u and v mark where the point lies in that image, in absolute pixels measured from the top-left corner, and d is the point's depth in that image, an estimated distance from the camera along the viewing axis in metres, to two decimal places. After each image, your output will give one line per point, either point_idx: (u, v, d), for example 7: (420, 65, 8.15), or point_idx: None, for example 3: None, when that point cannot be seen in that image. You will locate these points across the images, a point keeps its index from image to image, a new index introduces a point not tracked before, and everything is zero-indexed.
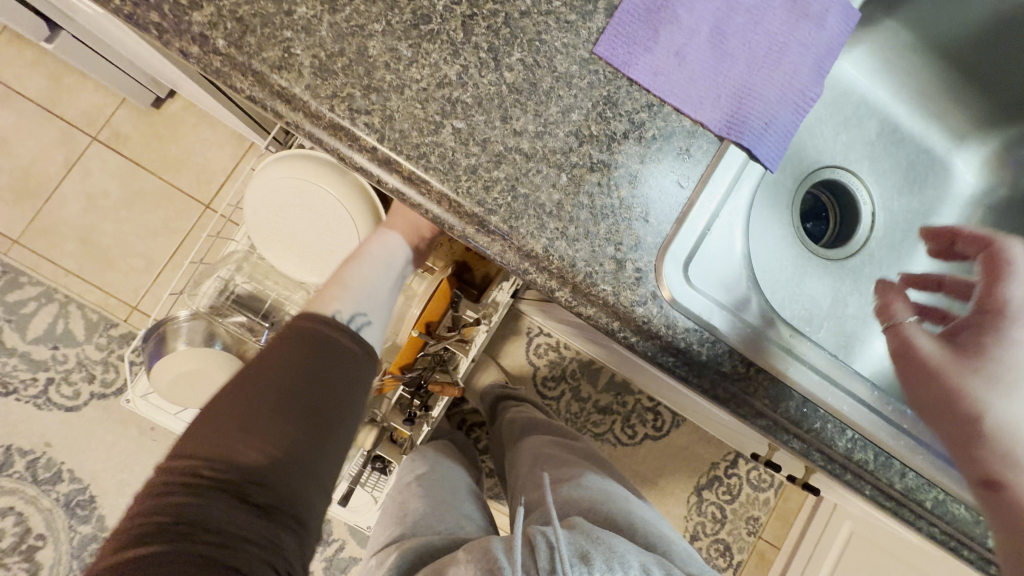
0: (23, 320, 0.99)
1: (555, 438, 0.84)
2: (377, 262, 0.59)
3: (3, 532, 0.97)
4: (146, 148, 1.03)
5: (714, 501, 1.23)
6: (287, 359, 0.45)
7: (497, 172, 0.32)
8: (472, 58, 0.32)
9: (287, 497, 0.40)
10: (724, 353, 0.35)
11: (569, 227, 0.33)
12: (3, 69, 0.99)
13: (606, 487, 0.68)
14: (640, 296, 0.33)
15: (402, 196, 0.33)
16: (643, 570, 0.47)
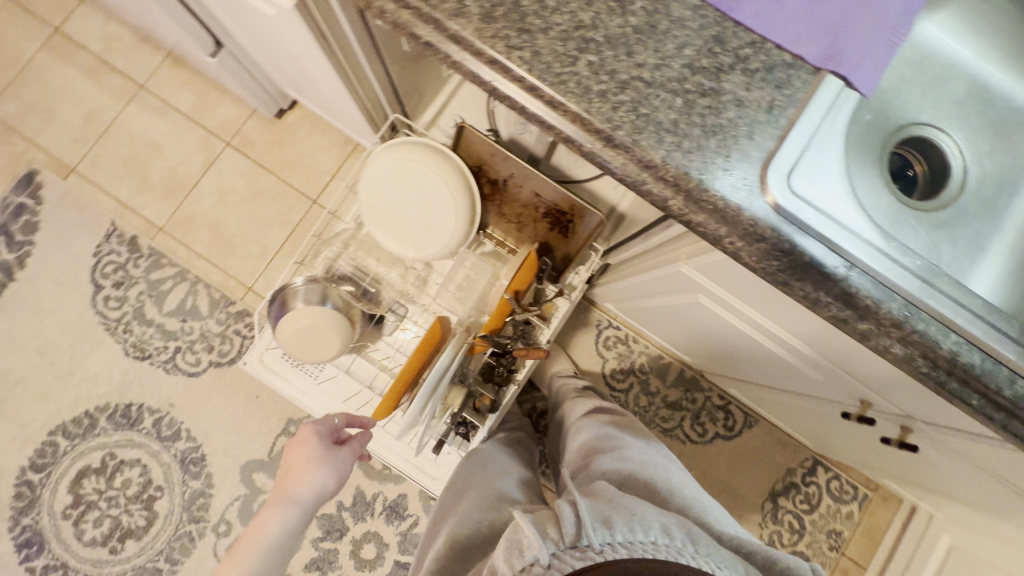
0: (160, 295, 1.15)
1: (603, 412, 0.85)
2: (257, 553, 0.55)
3: (129, 481, 1.09)
4: (268, 152, 1.19)
5: (791, 510, 1.18)
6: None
7: (622, 96, 0.38)
8: (603, 7, 0.39)
9: None
10: (831, 257, 0.38)
11: (683, 141, 0.38)
12: (164, 88, 1.20)
13: (646, 459, 0.69)
14: (748, 202, 0.38)
15: (540, 119, 0.40)
16: (664, 530, 0.48)
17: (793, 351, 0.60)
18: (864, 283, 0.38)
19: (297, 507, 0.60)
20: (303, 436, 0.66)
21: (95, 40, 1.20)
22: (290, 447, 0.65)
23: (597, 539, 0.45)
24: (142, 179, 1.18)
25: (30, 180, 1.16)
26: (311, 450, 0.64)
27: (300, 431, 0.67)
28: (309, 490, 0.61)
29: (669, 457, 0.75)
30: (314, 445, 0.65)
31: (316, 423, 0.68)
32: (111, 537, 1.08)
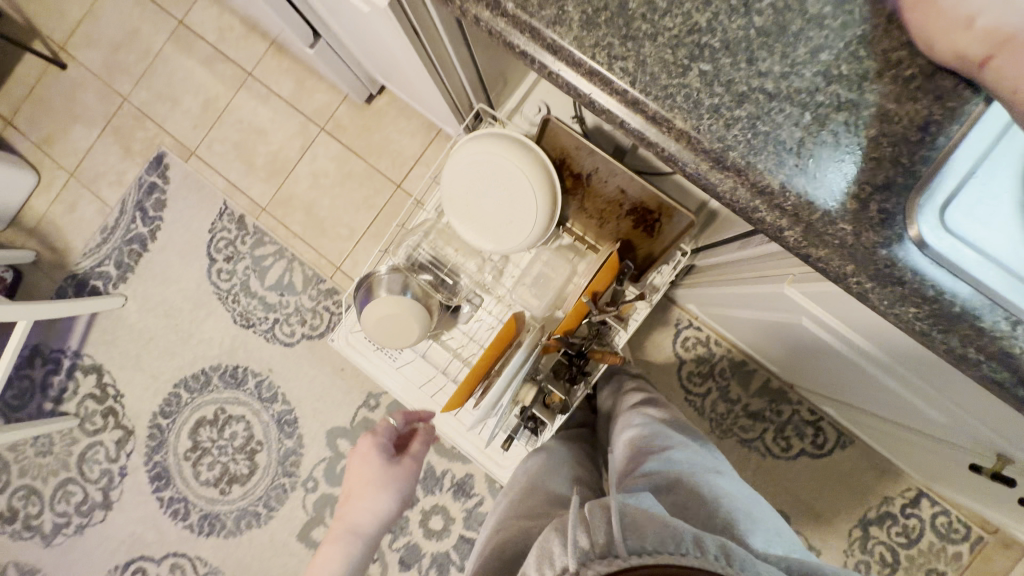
0: (263, 270, 1.25)
1: (652, 410, 0.83)
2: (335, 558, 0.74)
3: (236, 434, 1.24)
4: (358, 137, 1.24)
5: (885, 541, 1.08)
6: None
7: (738, 111, 0.34)
8: (723, 8, 0.35)
9: None
10: (987, 310, 0.32)
11: (808, 163, 0.33)
12: (268, 75, 1.28)
13: (693, 463, 0.67)
14: (883, 238, 0.33)
15: (640, 136, 0.36)
16: (697, 541, 0.44)
17: (914, 388, 0.52)
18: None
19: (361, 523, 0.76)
20: (366, 457, 0.82)
21: (211, 30, 1.30)
22: (355, 463, 0.83)
23: (626, 548, 0.43)
24: (249, 162, 1.28)
25: (159, 162, 1.31)
26: (371, 474, 0.80)
27: (362, 451, 0.83)
28: (370, 516, 0.77)
29: (714, 458, 0.73)
30: (374, 470, 0.80)
31: (375, 446, 0.82)
32: (221, 480, 1.23)
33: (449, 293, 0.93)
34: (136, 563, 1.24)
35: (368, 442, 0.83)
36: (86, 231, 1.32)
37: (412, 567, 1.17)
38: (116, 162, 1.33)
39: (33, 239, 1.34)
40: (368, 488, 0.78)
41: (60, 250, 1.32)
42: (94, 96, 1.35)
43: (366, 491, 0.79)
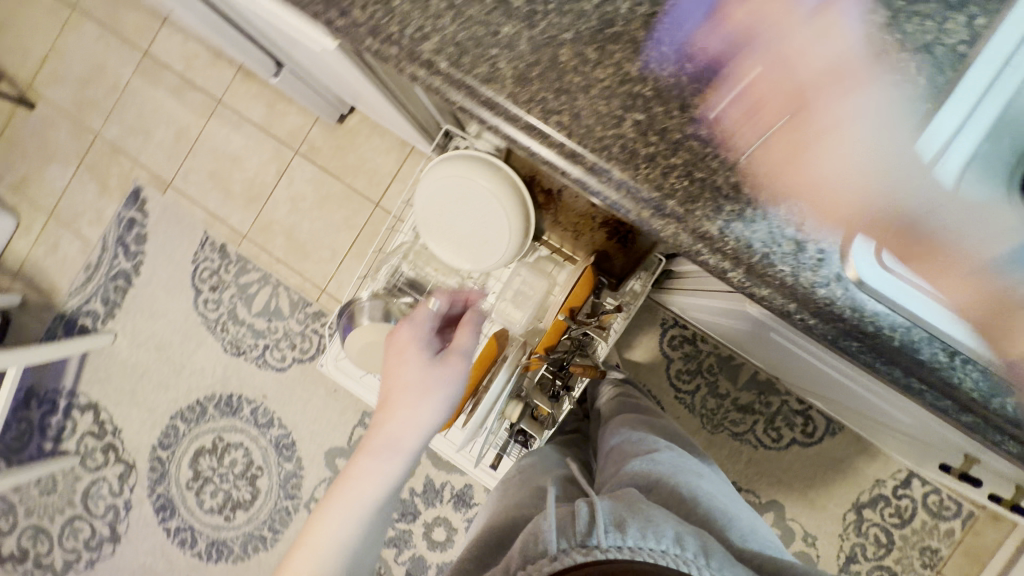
0: (249, 297, 1.26)
1: (636, 418, 0.85)
2: (346, 511, 0.45)
3: (236, 461, 1.25)
4: (333, 158, 1.24)
5: (878, 523, 1.10)
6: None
7: (674, 159, 0.34)
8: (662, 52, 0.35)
9: None
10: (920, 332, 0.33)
11: (745, 209, 0.34)
12: (238, 100, 1.27)
13: (678, 465, 0.68)
14: (822, 277, 0.33)
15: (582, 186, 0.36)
16: (676, 540, 0.45)
17: (880, 397, 0.53)
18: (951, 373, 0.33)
19: (402, 444, 0.48)
20: (405, 354, 0.53)
21: (177, 59, 1.29)
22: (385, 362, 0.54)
23: (606, 540, 0.44)
24: (227, 190, 1.28)
25: (137, 196, 1.31)
26: (412, 377, 0.51)
27: (394, 346, 0.54)
28: (413, 429, 0.49)
29: (698, 465, 0.74)
30: (415, 371, 0.51)
31: (417, 340, 0.54)
32: (225, 507, 1.25)
33: None
34: None
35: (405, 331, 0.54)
36: (70, 270, 1.32)
37: None
38: (94, 198, 1.32)
39: (19, 282, 1.34)
40: (410, 384, 0.51)
41: (46, 290, 1.33)
42: (66, 133, 1.34)
43: (407, 391, 0.50)
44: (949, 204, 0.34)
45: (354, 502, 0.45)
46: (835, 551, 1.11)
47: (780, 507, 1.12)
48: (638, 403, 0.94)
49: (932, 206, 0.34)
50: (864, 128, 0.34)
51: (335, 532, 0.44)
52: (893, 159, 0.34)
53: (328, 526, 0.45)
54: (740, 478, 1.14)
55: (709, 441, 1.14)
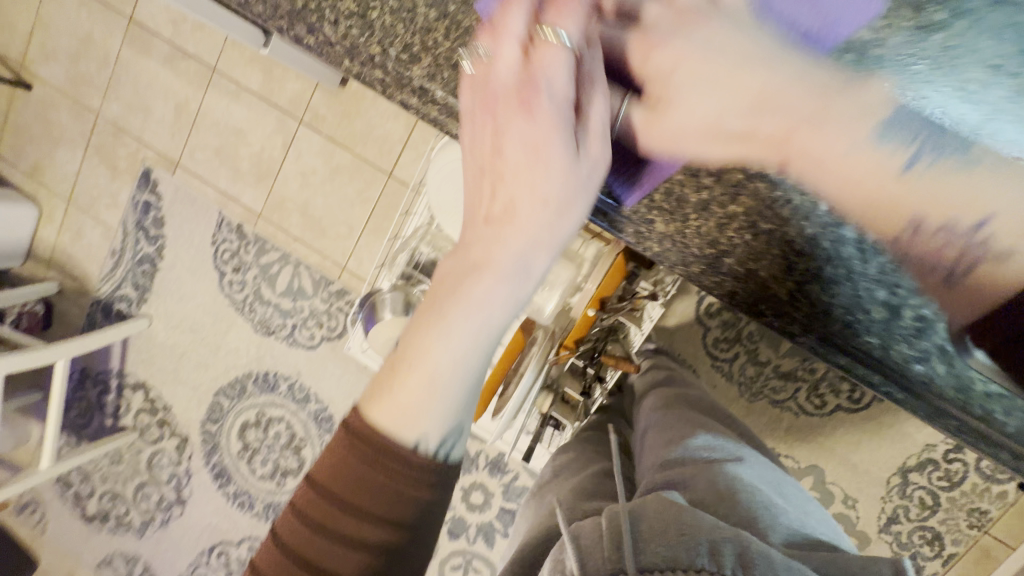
0: (272, 278, 1.24)
1: (669, 393, 0.80)
2: (463, 348, 0.33)
3: (280, 434, 1.30)
4: (339, 127, 1.15)
5: (925, 486, 1.07)
6: (342, 492, 0.34)
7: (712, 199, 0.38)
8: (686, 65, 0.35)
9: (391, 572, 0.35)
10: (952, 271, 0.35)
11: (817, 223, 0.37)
12: (232, 67, 1.18)
13: (718, 457, 0.61)
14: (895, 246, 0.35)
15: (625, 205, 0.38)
16: (713, 553, 0.40)
17: None
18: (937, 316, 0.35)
19: (531, 271, 0.33)
20: (536, 143, 0.31)
21: (164, 24, 1.19)
22: (483, 126, 0.32)
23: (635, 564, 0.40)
24: (235, 166, 1.23)
25: (147, 178, 1.27)
26: (550, 188, 0.31)
27: (501, 109, 0.32)
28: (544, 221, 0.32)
29: (746, 447, 0.67)
30: (554, 177, 0.31)
31: (554, 114, 0.31)
32: (275, 474, 1.32)
33: None
34: (218, 548, 1.37)
35: (531, 93, 0.31)
36: (98, 257, 1.34)
37: (461, 536, 1.25)
38: (107, 183, 1.30)
39: (53, 270, 1.37)
40: (542, 147, 0.31)
41: (80, 278, 1.35)
42: (68, 114, 1.30)
43: (535, 162, 0.31)
44: (868, 109, 0.31)
45: (471, 335, 0.33)
46: (876, 512, 1.10)
47: (819, 471, 1.11)
48: (676, 376, 0.87)
49: (845, 108, 0.32)
50: (754, 43, 0.32)
51: (444, 352, 0.33)
52: (799, 64, 0.32)
53: (442, 361, 0.33)
54: (778, 443, 1.12)
55: (747, 409, 1.11)
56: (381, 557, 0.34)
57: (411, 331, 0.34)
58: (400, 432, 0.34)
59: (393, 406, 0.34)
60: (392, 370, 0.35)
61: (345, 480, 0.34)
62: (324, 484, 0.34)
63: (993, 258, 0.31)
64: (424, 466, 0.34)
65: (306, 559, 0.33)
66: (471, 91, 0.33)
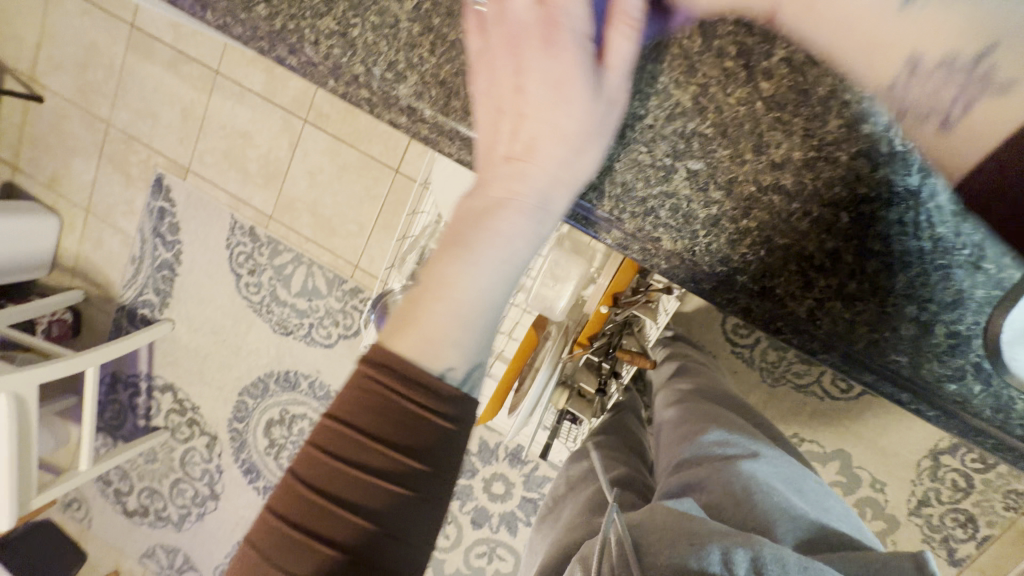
0: (286, 279, 1.25)
1: (684, 385, 0.78)
2: (491, 272, 0.32)
3: (304, 430, 1.33)
4: (343, 124, 1.14)
5: (957, 468, 1.04)
6: (367, 423, 0.30)
7: (726, 212, 0.34)
8: (687, 66, 0.34)
9: (399, 532, 0.30)
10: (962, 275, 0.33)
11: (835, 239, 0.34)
12: (234, 69, 1.17)
13: (731, 451, 0.59)
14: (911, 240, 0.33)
15: (622, 232, 0.36)
16: (725, 562, 0.39)
17: None
18: (951, 321, 0.34)
19: (554, 208, 0.34)
20: (557, 80, 0.31)
21: (164, 28, 1.19)
22: (506, 60, 0.32)
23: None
24: (244, 169, 1.23)
25: (160, 184, 1.28)
26: (568, 121, 0.32)
27: (524, 47, 0.32)
28: (566, 139, 0.32)
29: (763, 438, 0.64)
30: (575, 110, 0.32)
31: (577, 51, 0.31)
32: None
33: None
34: None
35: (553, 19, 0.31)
36: (118, 264, 1.36)
37: (484, 525, 1.27)
38: (122, 191, 1.32)
39: (77, 278, 1.40)
40: (563, 71, 0.31)
41: (104, 285, 1.39)
42: (80, 124, 1.31)
43: (560, 85, 0.31)
44: None
45: (497, 261, 0.32)
46: (906, 495, 1.07)
47: (845, 455, 1.08)
48: (693, 365, 0.86)
49: None
50: None
51: (474, 277, 0.32)
52: None
53: (469, 287, 0.32)
54: (802, 428, 1.09)
55: (769, 394, 1.09)
56: (411, 493, 0.30)
57: (434, 266, 0.33)
58: (425, 362, 0.31)
59: (418, 335, 0.31)
60: (413, 302, 0.33)
61: (367, 412, 0.30)
62: (348, 416, 0.30)
63: (993, 91, 0.31)
64: (453, 395, 0.32)
65: (330, 499, 0.29)
66: (490, 40, 0.33)
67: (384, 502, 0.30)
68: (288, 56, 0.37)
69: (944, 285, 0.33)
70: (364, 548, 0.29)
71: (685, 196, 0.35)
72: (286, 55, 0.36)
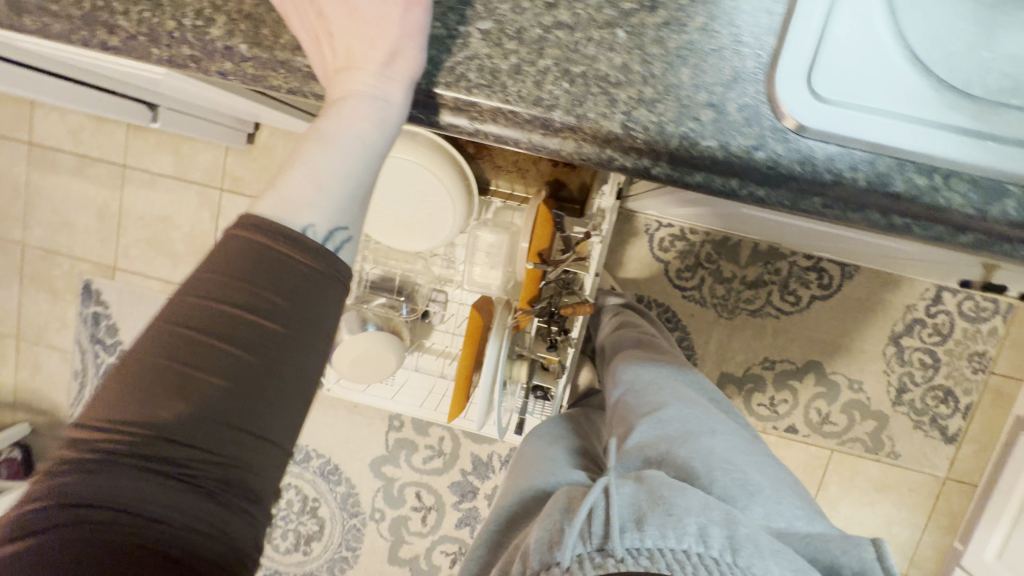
0: None
1: (642, 353, 0.75)
2: (345, 149, 0.34)
3: (292, 501, 1.27)
4: (260, 182, 1.16)
5: (920, 347, 1.07)
6: (243, 268, 0.31)
7: (543, 61, 0.34)
8: None
9: (257, 406, 0.31)
10: (747, 45, 0.34)
11: (648, 58, 0.34)
12: (141, 157, 1.19)
13: (692, 424, 0.57)
14: (738, 56, 0.33)
15: (455, 127, 0.37)
16: (701, 535, 0.39)
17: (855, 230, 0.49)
18: (737, 97, 0.33)
19: (389, 101, 0.34)
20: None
21: (64, 137, 1.20)
22: (302, 7, 0.34)
23: (622, 542, 0.39)
24: (171, 252, 1.22)
25: (89, 290, 1.25)
26: (371, 26, 0.34)
27: None
28: (371, 49, 0.34)
29: (717, 412, 0.62)
30: (373, 20, 0.34)
31: None
32: (299, 544, 1.28)
33: (409, 306, 0.88)
34: None
35: None
36: (62, 383, 1.31)
37: None
38: (50, 307, 1.28)
39: (21, 411, 1.33)
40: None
41: (50, 410, 1.32)
42: None
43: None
44: None
45: (349, 141, 0.34)
46: (884, 387, 1.10)
47: (818, 365, 1.10)
48: (637, 333, 0.85)
49: None
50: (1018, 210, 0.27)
51: (325, 161, 0.33)
52: None
53: (327, 160, 0.33)
54: (770, 351, 1.11)
55: (729, 327, 1.11)
56: (269, 354, 0.31)
57: (300, 138, 0.35)
58: (284, 218, 0.33)
59: (278, 197, 0.33)
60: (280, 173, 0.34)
61: (246, 258, 0.32)
62: (216, 268, 0.31)
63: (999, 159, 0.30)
64: (321, 251, 0.33)
65: (203, 333, 0.30)
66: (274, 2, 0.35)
67: (250, 338, 0.31)
68: (111, 42, 0.37)
69: (717, 66, 0.33)
70: (214, 403, 0.30)
71: (485, 54, 0.34)
72: (107, 37, 0.37)
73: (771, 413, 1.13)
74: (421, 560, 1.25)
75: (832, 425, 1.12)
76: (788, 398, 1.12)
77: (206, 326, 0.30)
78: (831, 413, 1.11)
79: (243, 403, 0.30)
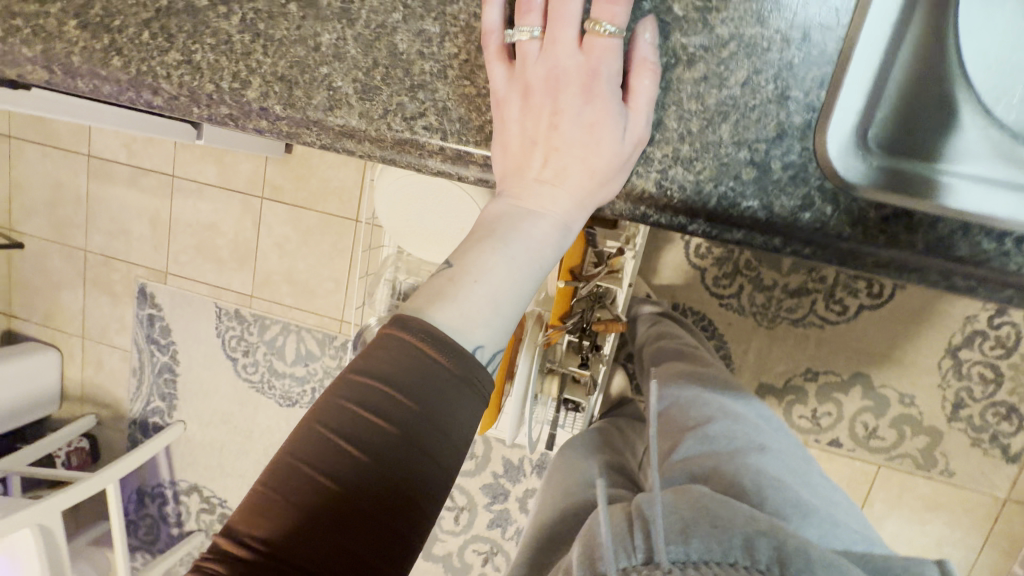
0: (280, 350, 1.26)
1: (679, 364, 0.73)
2: (517, 263, 0.36)
3: None
4: (297, 190, 1.19)
5: (981, 360, 1.00)
6: (390, 376, 0.33)
7: None
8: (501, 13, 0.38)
9: (381, 531, 0.31)
10: (794, 98, 0.37)
11: (693, 126, 0.38)
12: (188, 168, 1.25)
13: (738, 437, 0.56)
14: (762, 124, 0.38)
15: (484, 180, 0.42)
16: (748, 548, 0.38)
17: None
18: (782, 155, 0.38)
19: (570, 226, 0.38)
20: (584, 122, 0.37)
21: (119, 150, 1.27)
22: (537, 114, 0.37)
23: (668, 556, 0.39)
24: (217, 257, 1.28)
25: (144, 293, 1.33)
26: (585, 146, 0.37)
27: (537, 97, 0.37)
28: (582, 175, 0.37)
29: (766, 426, 0.61)
30: (601, 153, 0.37)
31: (604, 95, 0.36)
32: None
33: None
34: None
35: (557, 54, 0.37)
36: (122, 380, 1.40)
37: None
38: (111, 309, 1.37)
39: (87, 405, 1.44)
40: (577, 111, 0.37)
41: (113, 404, 1.42)
42: (60, 258, 1.38)
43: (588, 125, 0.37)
44: None
45: (523, 255, 0.36)
46: (938, 401, 1.03)
47: (865, 377, 1.05)
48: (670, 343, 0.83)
49: None
50: None
51: (497, 275, 0.36)
52: None
53: (498, 271, 0.36)
54: (813, 362, 1.07)
55: (769, 337, 1.07)
56: (401, 476, 0.31)
57: (466, 249, 0.37)
58: (460, 336, 0.35)
59: (456, 310, 0.35)
60: (450, 280, 0.36)
61: (395, 366, 0.33)
62: (370, 375, 0.33)
63: None
64: (460, 353, 0.34)
65: (348, 444, 0.31)
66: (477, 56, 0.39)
67: (383, 451, 0.31)
68: None
69: (761, 123, 0.38)
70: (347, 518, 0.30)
71: None
72: None
73: (813, 425, 1.08)
74: (454, 558, 1.28)
75: (879, 440, 1.06)
76: (832, 411, 1.07)
77: (354, 436, 0.32)
78: (879, 427, 1.06)
79: (369, 522, 0.30)
